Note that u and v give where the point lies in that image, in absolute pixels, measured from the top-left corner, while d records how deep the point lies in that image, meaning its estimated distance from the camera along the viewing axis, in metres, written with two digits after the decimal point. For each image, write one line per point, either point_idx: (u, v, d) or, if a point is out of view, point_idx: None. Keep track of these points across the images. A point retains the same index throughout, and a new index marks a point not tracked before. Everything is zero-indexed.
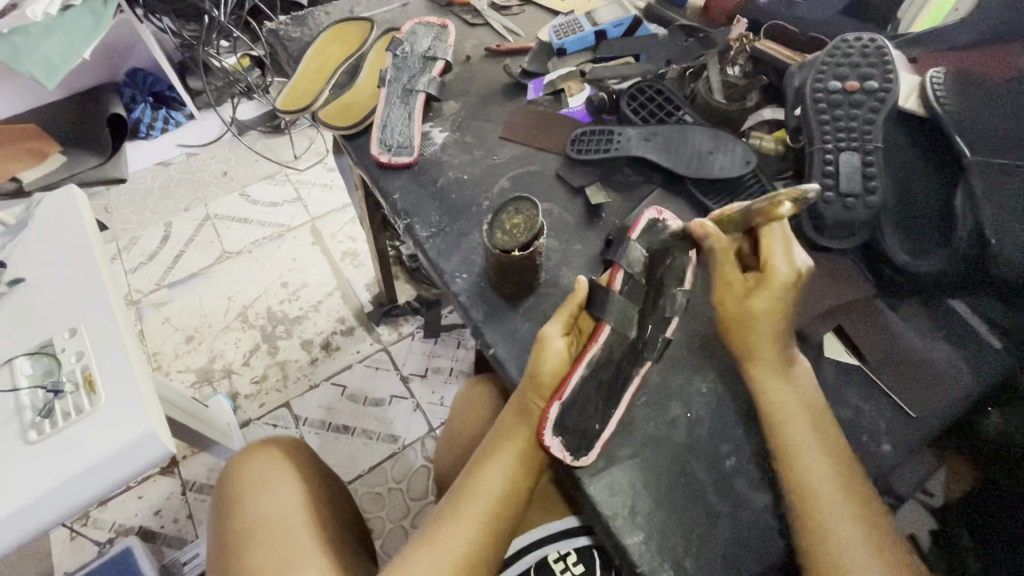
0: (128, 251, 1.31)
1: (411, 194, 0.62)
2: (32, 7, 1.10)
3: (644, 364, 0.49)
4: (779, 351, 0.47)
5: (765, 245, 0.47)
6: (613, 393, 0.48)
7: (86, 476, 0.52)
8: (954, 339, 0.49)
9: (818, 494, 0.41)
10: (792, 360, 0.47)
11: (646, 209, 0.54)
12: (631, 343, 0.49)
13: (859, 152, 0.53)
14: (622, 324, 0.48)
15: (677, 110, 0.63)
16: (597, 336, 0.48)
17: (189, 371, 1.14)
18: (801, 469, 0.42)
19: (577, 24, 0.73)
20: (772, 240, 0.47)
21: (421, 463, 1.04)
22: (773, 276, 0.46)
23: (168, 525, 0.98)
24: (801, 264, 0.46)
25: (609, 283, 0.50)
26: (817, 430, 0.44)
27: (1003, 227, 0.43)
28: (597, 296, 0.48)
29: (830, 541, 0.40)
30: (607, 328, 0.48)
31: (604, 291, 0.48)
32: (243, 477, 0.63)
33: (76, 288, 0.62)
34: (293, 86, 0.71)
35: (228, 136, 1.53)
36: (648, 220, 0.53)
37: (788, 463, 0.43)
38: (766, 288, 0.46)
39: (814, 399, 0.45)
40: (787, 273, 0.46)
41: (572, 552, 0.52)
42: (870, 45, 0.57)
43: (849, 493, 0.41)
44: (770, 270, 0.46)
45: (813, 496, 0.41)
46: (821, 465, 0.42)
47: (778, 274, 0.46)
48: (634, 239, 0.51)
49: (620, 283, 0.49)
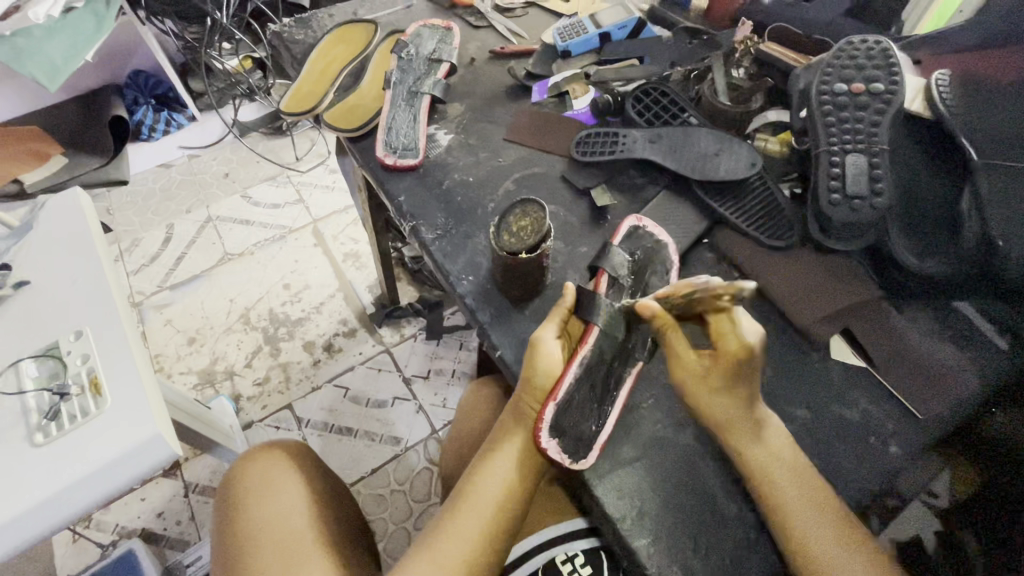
0: (130, 252, 1.30)
1: (416, 196, 0.62)
2: (35, 10, 1.11)
3: (636, 363, 0.50)
4: (749, 415, 0.45)
5: (713, 324, 0.45)
6: (607, 395, 0.48)
7: (92, 479, 0.52)
8: (959, 340, 0.49)
9: (807, 527, 0.41)
10: (762, 423, 0.45)
11: (626, 216, 0.57)
12: (621, 343, 0.50)
13: (866, 153, 0.53)
14: (612, 326, 0.49)
15: (682, 111, 0.63)
16: (587, 337, 0.48)
17: (191, 373, 1.14)
18: (785, 503, 0.42)
19: (581, 26, 0.73)
20: (721, 320, 0.44)
21: (423, 465, 1.04)
22: (723, 352, 0.44)
23: (171, 528, 0.98)
24: (754, 338, 0.44)
25: (596, 286, 0.52)
26: (792, 469, 0.44)
27: (1012, 230, 0.43)
28: (587, 301, 0.49)
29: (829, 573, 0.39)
30: (597, 330, 0.49)
31: (591, 295, 0.49)
32: (245, 481, 0.63)
33: (81, 290, 0.62)
34: (298, 89, 0.71)
35: (229, 138, 1.53)
36: (628, 226, 0.56)
37: (772, 498, 0.43)
38: (718, 366, 0.44)
39: (786, 442, 0.45)
40: (735, 351, 0.44)
41: (579, 554, 0.52)
42: (875, 48, 0.57)
43: (835, 524, 0.41)
44: (720, 347, 0.45)
45: (801, 529, 0.41)
46: (802, 501, 0.42)
47: (726, 352, 0.44)
48: (614, 244, 0.54)
49: (605, 287, 0.52)
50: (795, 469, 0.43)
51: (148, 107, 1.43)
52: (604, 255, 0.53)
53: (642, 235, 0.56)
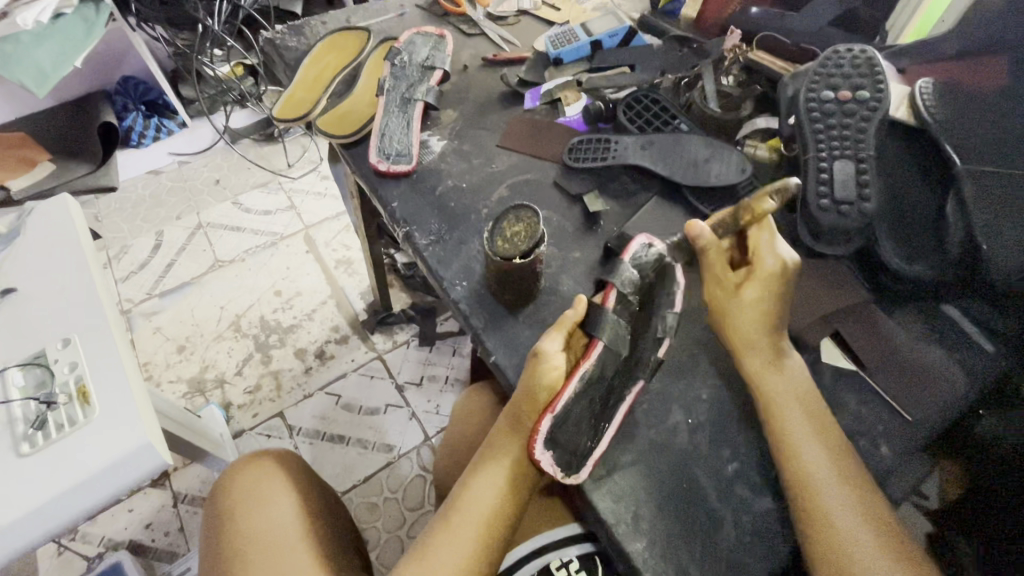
0: (118, 260, 1.29)
1: (410, 202, 0.63)
2: (23, 16, 1.10)
3: (637, 383, 0.48)
4: (767, 361, 0.48)
5: (753, 239, 0.51)
6: (603, 413, 0.47)
7: (79, 489, 0.51)
8: (942, 341, 0.50)
9: (815, 472, 0.43)
10: (782, 357, 0.48)
11: (636, 235, 0.53)
12: (625, 361, 0.48)
13: (853, 160, 0.54)
14: (617, 342, 0.47)
15: (672, 119, 0.64)
16: (590, 353, 0.47)
17: (180, 381, 1.13)
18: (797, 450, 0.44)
19: (573, 34, 0.74)
20: (761, 235, 0.50)
21: (416, 473, 1.03)
22: (762, 266, 0.49)
23: (159, 539, 0.96)
24: (787, 256, 0.49)
25: (602, 301, 0.49)
26: (811, 417, 0.46)
27: (995, 232, 0.45)
28: (593, 314, 0.48)
29: (829, 520, 0.41)
30: (600, 346, 0.47)
31: (597, 309, 0.48)
32: (231, 495, 0.62)
33: (68, 298, 0.61)
34: (290, 95, 0.71)
35: (220, 145, 1.51)
36: (638, 246, 0.52)
37: (785, 444, 0.45)
38: (756, 280, 0.49)
39: (806, 390, 0.47)
40: (772, 265, 0.49)
41: (573, 560, 0.52)
42: (860, 57, 0.59)
43: (840, 470, 0.43)
44: (758, 261, 0.50)
45: (809, 478, 0.43)
46: (822, 462, 0.43)
47: (763, 267, 0.49)
48: (625, 261, 0.50)
49: (613, 302, 0.49)
50: (816, 473, 0.43)
51: (138, 113, 1.45)
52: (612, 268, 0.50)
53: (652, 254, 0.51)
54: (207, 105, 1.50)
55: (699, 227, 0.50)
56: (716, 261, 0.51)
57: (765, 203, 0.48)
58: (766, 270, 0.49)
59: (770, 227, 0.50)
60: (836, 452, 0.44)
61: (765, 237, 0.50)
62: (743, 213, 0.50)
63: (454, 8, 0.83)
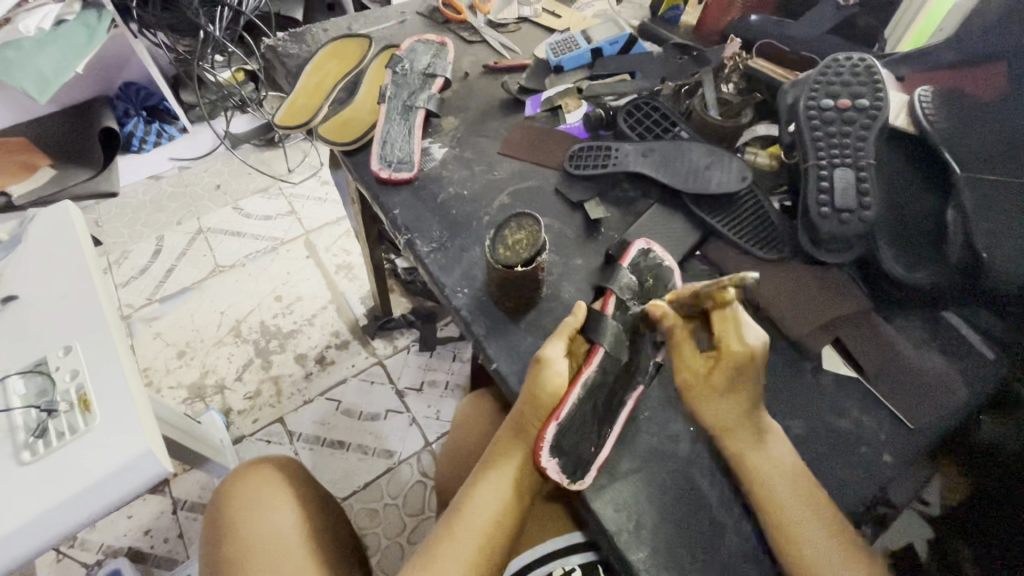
0: (119, 265, 1.29)
1: (412, 209, 0.63)
2: (25, 22, 1.12)
3: (637, 388, 0.49)
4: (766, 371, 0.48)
5: (717, 323, 0.47)
6: (605, 419, 0.47)
7: (81, 497, 0.51)
8: (948, 351, 0.50)
9: (791, 512, 0.42)
10: (764, 433, 0.46)
11: (636, 239, 0.56)
12: (625, 365, 0.49)
13: (853, 167, 0.54)
14: (617, 348, 0.48)
15: (672, 126, 0.64)
16: (591, 358, 0.48)
17: (180, 387, 1.13)
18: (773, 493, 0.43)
19: (573, 41, 0.75)
20: (727, 320, 0.46)
21: (417, 478, 1.03)
22: (728, 352, 0.46)
23: (158, 545, 0.96)
24: (755, 342, 0.46)
25: (602, 308, 0.51)
26: (783, 460, 0.45)
27: (993, 243, 0.43)
28: (594, 321, 0.49)
29: (811, 560, 0.41)
30: (602, 352, 0.48)
31: (597, 316, 0.49)
32: (233, 501, 0.62)
33: (71, 306, 0.61)
34: (292, 102, 0.72)
35: (221, 149, 1.53)
36: (636, 251, 0.55)
37: (758, 489, 0.44)
38: (721, 368, 0.46)
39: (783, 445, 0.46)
40: (738, 353, 0.46)
41: (576, 568, 0.52)
42: (859, 65, 0.59)
43: (815, 509, 0.43)
44: (723, 348, 0.46)
45: (787, 520, 0.42)
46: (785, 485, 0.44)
47: (731, 353, 0.46)
48: (624, 266, 0.53)
49: (612, 309, 0.51)
50: (779, 494, 0.43)
51: (139, 120, 1.43)
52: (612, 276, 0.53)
53: (651, 259, 0.55)
54: (208, 111, 1.49)
55: (660, 309, 0.48)
56: (682, 341, 0.49)
57: (727, 292, 0.45)
58: (735, 357, 0.46)
59: (734, 312, 0.46)
60: (795, 473, 0.44)
61: (729, 323, 0.47)
62: (707, 298, 0.46)
63: (455, 15, 0.83)
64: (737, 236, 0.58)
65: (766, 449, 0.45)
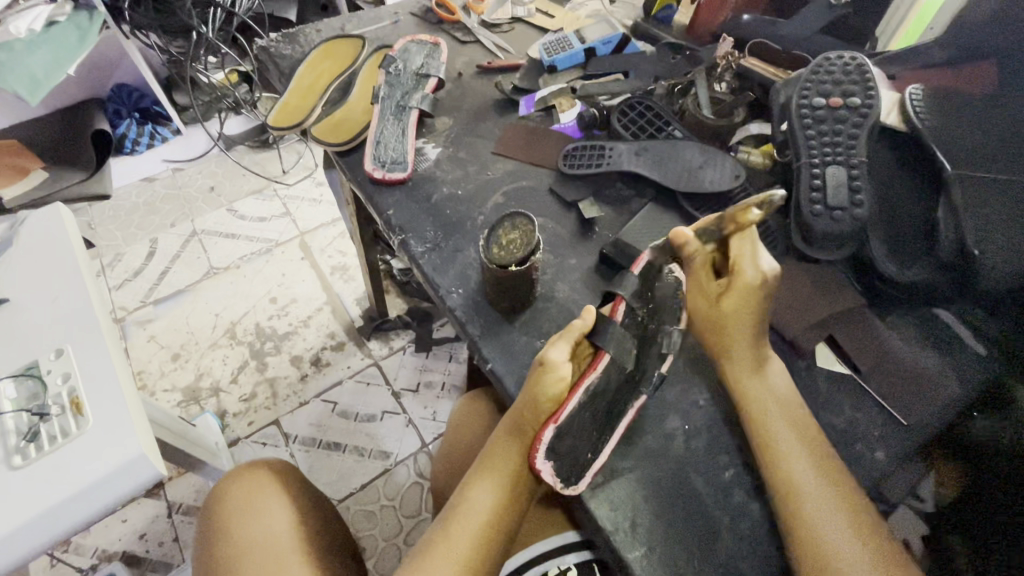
0: (112, 267, 1.29)
1: (406, 209, 0.63)
2: (15, 23, 1.12)
3: (639, 398, 0.48)
4: (752, 353, 0.49)
5: (734, 249, 0.50)
6: (604, 425, 0.47)
7: (73, 502, 0.50)
8: (942, 349, 0.50)
9: (807, 493, 0.43)
10: (764, 361, 0.49)
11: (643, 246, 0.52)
12: (630, 373, 0.48)
13: (846, 165, 0.54)
14: (622, 355, 0.47)
15: (666, 125, 0.64)
16: (595, 364, 0.46)
17: (175, 390, 1.12)
18: (783, 466, 0.44)
19: (567, 41, 0.75)
20: (743, 245, 0.49)
21: (413, 480, 1.03)
22: (741, 277, 0.48)
23: (153, 550, 0.95)
24: (768, 267, 0.48)
25: (612, 314, 0.48)
26: (802, 439, 0.45)
27: (986, 239, 0.43)
28: (600, 326, 0.47)
29: (828, 544, 0.40)
30: (606, 357, 0.46)
31: (606, 321, 0.47)
32: (229, 504, 0.62)
33: (63, 308, 0.61)
34: (284, 103, 0.71)
35: (215, 151, 1.52)
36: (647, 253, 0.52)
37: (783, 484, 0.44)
38: (734, 292, 0.49)
39: (796, 412, 0.47)
40: (752, 276, 0.48)
41: (572, 567, 0.53)
42: (851, 64, 0.59)
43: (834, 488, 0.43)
44: (737, 272, 0.49)
45: (795, 497, 0.43)
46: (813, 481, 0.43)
47: (744, 278, 0.48)
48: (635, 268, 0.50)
49: (621, 315, 0.48)
50: (806, 492, 0.43)
51: (132, 121, 1.43)
52: (621, 280, 0.50)
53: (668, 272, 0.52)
54: (202, 112, 1.48)
55: (685, 236, 0.49)
56: (700, 269, 0.51)
57: (750, 213, 0.47)
58: (747, 280, 0.48)
59: (753, 237, 0.49)
60: (824, 470, 0.44)
61: (747, 246, 0.49)
62: (729, 221, 0.49)
63: (448, 16, 0.83)
64: None
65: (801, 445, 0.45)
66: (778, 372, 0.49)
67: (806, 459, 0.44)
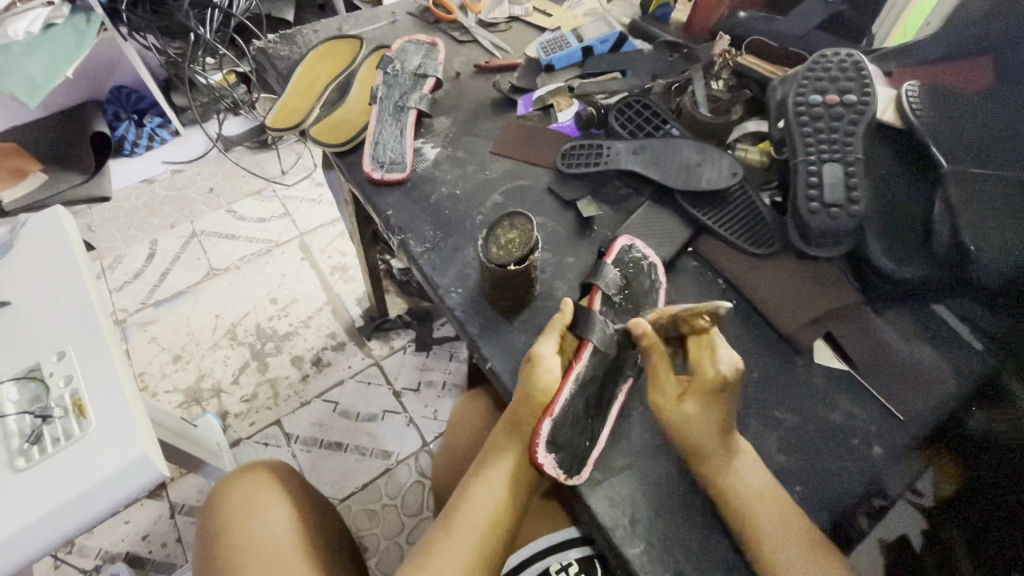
0: (113, 269, 1.29)
1: (404, 209, 0.63)
2: (13, 27, 1.12)
3: (626, 379, 0.50)
4: (720, 444, 0.46)
5: (693, 347, 0.49)
6: (597, 413, 0.48)
7: (77, 502, 0.51)
8: (938, 343, 0.50)
9: (786, 565, 0.42)
10: (732, 452, 0.46)
11: (619, 235, 0.57)
12: (613, 361, 0.50)
13: (842, 162, 0.55)
14: (605, 344, 0.49)
15: (664, 123, 0.64)
16: (582, 354, 0.49)
17: (177, 391, 1.12)
18: (762, 543, 0.42)
19: (564, 40, 0.75)
20: (700, 345, 0.49)
21: (414, 480, 1.03)
22: (699, 377, 0.47)
23: (157, 550, 0.96)
24: (729, 366, 0.47)
25: (590, 303, 0.53)
26: (776, 512, 0.44)
27: (982, 234, 0.44)
28: (580, 316, 0.50)
29: None
30: (591, 347, 0.49)
31: (585, 312, 0.50)
32: (229, 501, 0.62)
33: (64, 310, 0.61)
34: (283, 104, 0.72)
35: (213, 153, 1.51)
36: (620, 247, 0.56)
37: (762, 558, 0.42)
38: (694, 390, 0.47)
39: (763, 483, 0.45)
40: (712, 376, 0.46)
41: (573, 562, 0.53)
42: (847, 60, 0.59)
43: (807, 545, 0.42)
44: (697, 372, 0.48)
45: (778, 570, 0.42)
46: (790, 546, 0.42)
47: (704, 378, 0.47)
48: (608, 263, 0.54)
49: (598, 305, 0.52)
50: (783, 555, 0.42)
51: (130, 122, 1.45)
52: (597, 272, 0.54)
53: (634, 254, 0.56)
54: (200, 112, 1.52)
55: (640, 327, 0.48)
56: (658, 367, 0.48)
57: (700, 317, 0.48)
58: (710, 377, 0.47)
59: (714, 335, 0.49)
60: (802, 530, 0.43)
61: (705, 344, 0.49)
62: (683, 323, 0.49)
63: (446, 15, 0.83)
64: (737, 237, 0.58)
65: (772, 515, 0.43)
66: (746, 458, 0.46)
67: (778, 526, 0.43)
